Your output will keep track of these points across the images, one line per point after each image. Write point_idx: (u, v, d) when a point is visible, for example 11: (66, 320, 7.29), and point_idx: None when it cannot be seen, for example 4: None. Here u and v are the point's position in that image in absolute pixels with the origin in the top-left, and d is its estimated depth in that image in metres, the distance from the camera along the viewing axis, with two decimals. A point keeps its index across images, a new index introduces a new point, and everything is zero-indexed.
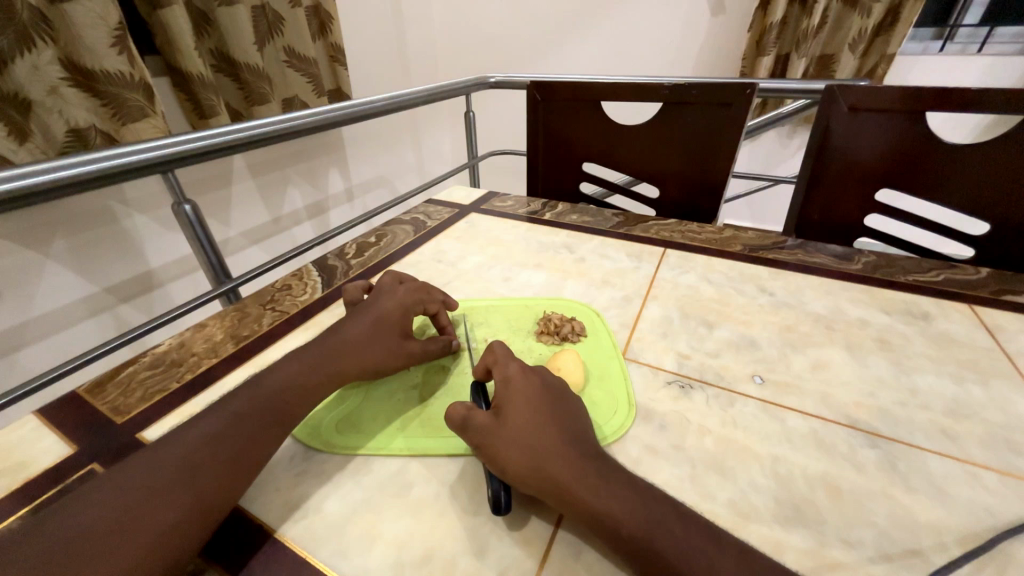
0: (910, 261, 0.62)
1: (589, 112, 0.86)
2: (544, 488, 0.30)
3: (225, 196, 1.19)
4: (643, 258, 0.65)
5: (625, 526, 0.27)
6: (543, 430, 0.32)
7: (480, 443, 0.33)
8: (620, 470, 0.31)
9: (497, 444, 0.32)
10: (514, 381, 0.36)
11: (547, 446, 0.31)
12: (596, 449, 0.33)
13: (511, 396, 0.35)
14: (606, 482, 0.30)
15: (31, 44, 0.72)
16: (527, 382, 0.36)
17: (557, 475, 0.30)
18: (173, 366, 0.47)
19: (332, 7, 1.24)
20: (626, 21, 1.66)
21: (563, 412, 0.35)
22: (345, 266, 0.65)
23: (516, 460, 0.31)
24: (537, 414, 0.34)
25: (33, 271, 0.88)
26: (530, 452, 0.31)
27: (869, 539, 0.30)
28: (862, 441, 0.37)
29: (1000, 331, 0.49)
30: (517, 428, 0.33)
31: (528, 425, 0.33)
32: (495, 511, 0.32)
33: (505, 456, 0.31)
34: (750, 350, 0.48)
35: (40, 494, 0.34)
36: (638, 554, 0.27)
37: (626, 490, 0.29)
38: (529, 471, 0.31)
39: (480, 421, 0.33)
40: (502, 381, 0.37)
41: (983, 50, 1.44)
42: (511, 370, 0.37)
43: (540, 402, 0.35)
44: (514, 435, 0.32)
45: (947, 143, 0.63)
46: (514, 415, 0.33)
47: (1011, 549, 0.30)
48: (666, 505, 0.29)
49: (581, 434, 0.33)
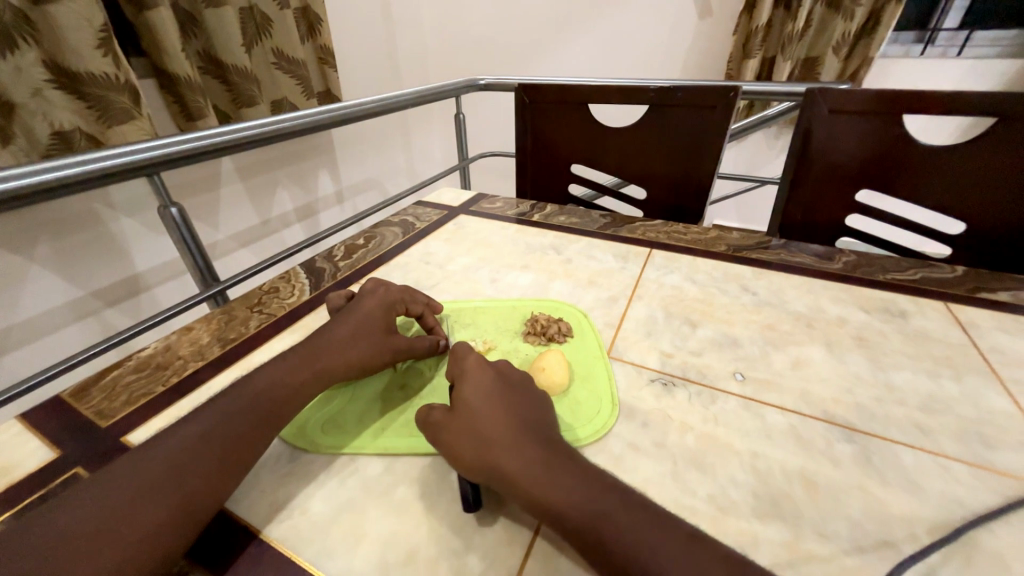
0: (888, 260, 0.63)
1: (577, 115, 0.87)
2: (495, 481, 0.31)
3: (212, 198, 1.18)
4: (630, 258, 0.66)
5: (570, 517, 0.28)
6: (494, 422, 0.33)
7: (436, 439, 0.34)
8: (575, 460, 0.31)
9: (450, 440, 0.33)
10: (470, 375, 0.36)
11: (497, 439, 0.32)
12: (551, 439, 0.33)
13: (465, 391, 0.35)
14: (554, 472, 0.30)
15: (13, 46, 0.71)
16: (482, 375, 0.36)
17: (503, 467, 0.30)
18: (158, 369, 0.46)
19: (321, 8, 1.24)
20: (616, 23, 1.67)
21: (519, 404, 0.35)
22: (333, 268, 0.65)
23: (467, 454, 0.32)
24: (490, 408, 0.34)
25: (17, 276, 0.87)
26: (480, 446, 0.32)
27: (844, 531, 0.31)
28: (838, 435, 0.38)
29: (974, 328, 0.50)
30: (469, 422, 0.33)
31: (480, 418, 0.33)
32: (467, 507, 0.32)
33: (459, 452, 0.32)
34: (732, 348, 0.48)
35: (22, 500, 0.34)
36: (583, 542, 0.27)
37: (575, 480, 0.29)
38: (480, 464, 0.31)
39: (438, 418, 0.34)
40: (459, 377, 0.37)
41: (962, 54, 1.47)
42: (467, 364, 0.37)
43: (493, 395, 0.35)
44: (466, 429, 0.33)
45: (922, 145, 0.65)
46: (467, 409, 0.34)
47: (979, 538, 0.31)
48: (618, 496, 0.29)
49: (536, 425, 0.34)
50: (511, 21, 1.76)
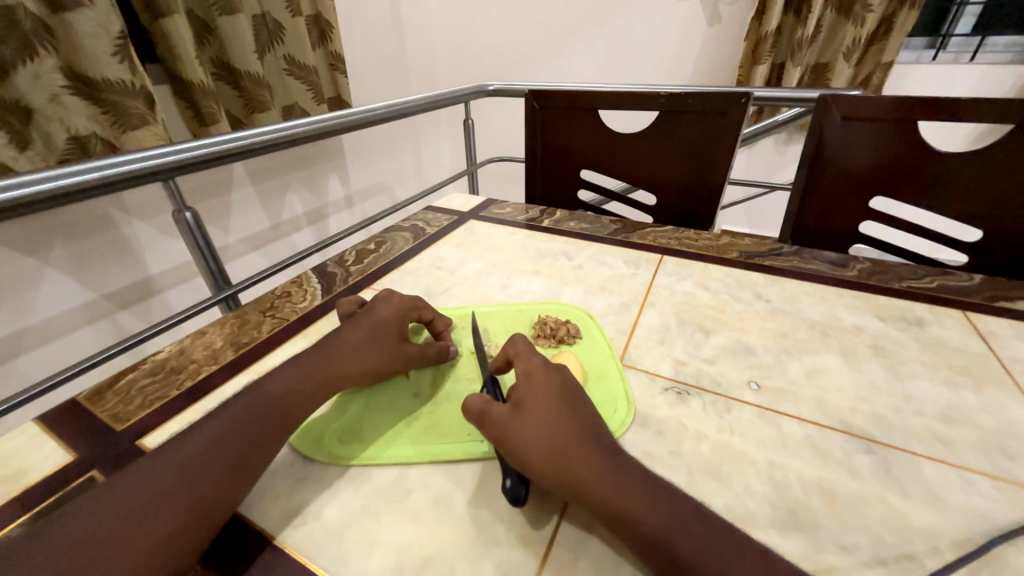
0: (903, 268, 0.62)
1: (588, 121, 0.88)
2: (561, 483, 0.30)
3: (224, 203, 1.20)
4: (641, 264, 0.66)
5: (641, 522, 0.27)
6: (563, 424, 0.33)
7: (497, 435, 0.33)
8: (641, 467, 0.31)
9: (515, 436, 0.32)
10: (537, 377, 0.36)
11: (567, 442, 0.31)
12: (615, 446, 0.33)
13: (532, 391, 0.35)
14: (624, 477, 0.30)
15: (33, 53, 0.73)
16: (548, 378, 0.36)
17: (573, 469, 0.30)
18: (173, 373, 0.47)
19: (332, 16, 1.25)
20: (625, 30, 1.68)
21: (583, 410, 0.35)
22: (345, 273, 0.66)
23: (535, 452, 0.31)
24: (559, 410, 0.34)
25: (33, 278, 0.89)
26: (549, 446, 0.31)
27: (864, 544, 0.31)
28: (856, 446, 0.37)
29: (994, 337, 0.50)
30: (537, 421, 0.33)
31: (549, 418, 0.33)
32: (512, 501, 0.32)
33: (523, 448, 0.32)
34: (746, 356, 0.48)
35: (39, 502, 0.34)
36: (652, 548, 0.27)
37: (644, 487, 0.29)
38: (544, 464, 0.31)
39: (500, 413, 0.34)
40: (524, 376, 0.37)
41: (975, 58, 1.46)
42: (533, 366, 0.38)
43: (559, 397, 0.35)
44: (533, 427, 0.32)
45: (937, 151, 0.64)
46: (535, 409, 0.33)
47: (1005, 553, 0.30)
48: (681, 502, 0.29)
49: (600, 431, 0.33)
50: (520, 28, 1.77)
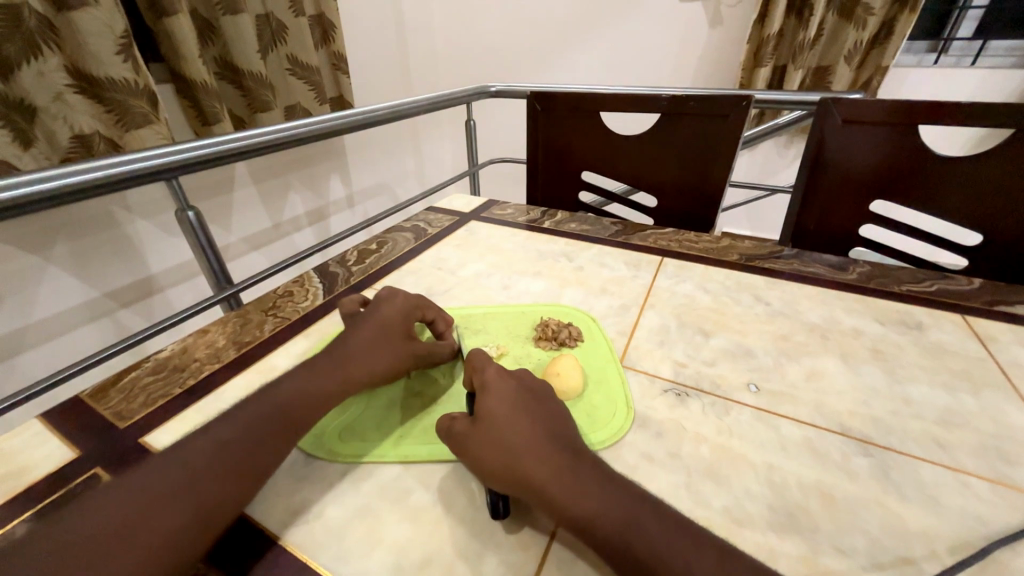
0: (903, 271, 0.62)
1: (589, 123, 0.88)
2: (522, 491, 0.30)
3: (226, 202, 1.20)
4: (641, 266, 0.66)
5: (600, 527, 0.28)
6: (519, 430, 0.32)
7: (461, 451, 0.33)
8: (602, 468, 0.31)
9: (475, 451, 0.32)
10: (492, 383, 0.36)
11: (523, 450, 0.31)
12: (575, 447, 0.33)
13: (488, 399, 0.35)
14: (582, 481, 0.30)
15: (38, 52, 0.73)
16: (504, 383, 0.36)
17: (531, 477, 0.30)
18: (176, 371, 0.47)
19: (335, 17, 1.26)
20: (626, 32, 1.68)
21: (541, 413, 0.35)
22: (346, 273, 0.66)
23: (494, 465, 0.31)
24: (515, 416, 0.33)
25: (35, 275, 0.89)
26: (506, 456, 0.31)
27: (862, 547, 0.31)
28: (854, 449, 0.38)
29: (992, 342, 0.50)
30: (494, 431, 0.33)
31: (504, 427, 0.33)
32: (494, 515, 0.33)
33: (482, 460, 0.32)
34: (745, 359, 0.48)
35: (43, 499, 0.34)
36: (614, 552, 0.27)
37: (603, 490, 0.29)
38: (508, 474, 0.31)
39: (460, 427, 0.34)
40: (480, 386, 0.36)
41: (977, 63, 1.46)
42: (489, 372, 0.37)
43: (516, 403, 0.34)
44: (490, 439, 0.32)
45: (938, 155, 0.64)
46: (491, 419, 0.33)
47: (1003, 557, 0.30)
48: (640, 500, 0.29)
49: (560, 434, 0.33)
50: (522, 30, 1.78)
